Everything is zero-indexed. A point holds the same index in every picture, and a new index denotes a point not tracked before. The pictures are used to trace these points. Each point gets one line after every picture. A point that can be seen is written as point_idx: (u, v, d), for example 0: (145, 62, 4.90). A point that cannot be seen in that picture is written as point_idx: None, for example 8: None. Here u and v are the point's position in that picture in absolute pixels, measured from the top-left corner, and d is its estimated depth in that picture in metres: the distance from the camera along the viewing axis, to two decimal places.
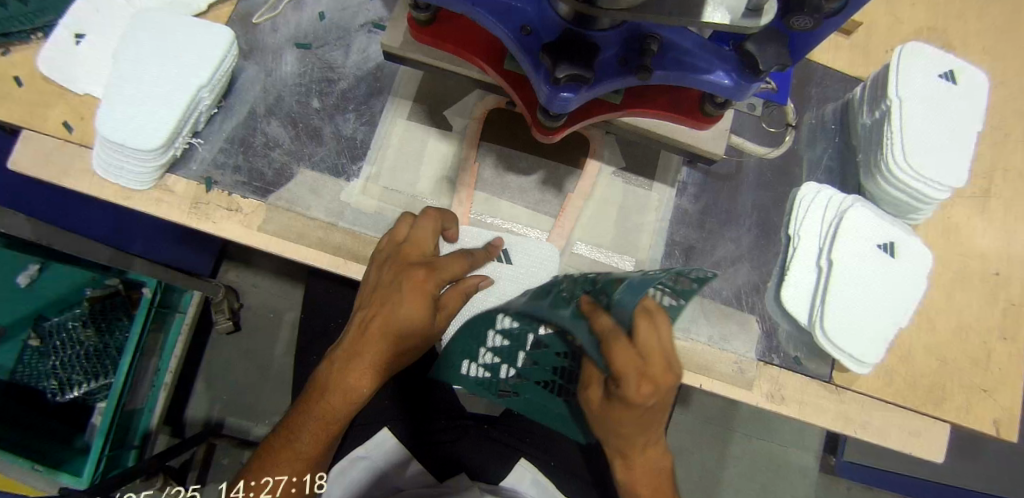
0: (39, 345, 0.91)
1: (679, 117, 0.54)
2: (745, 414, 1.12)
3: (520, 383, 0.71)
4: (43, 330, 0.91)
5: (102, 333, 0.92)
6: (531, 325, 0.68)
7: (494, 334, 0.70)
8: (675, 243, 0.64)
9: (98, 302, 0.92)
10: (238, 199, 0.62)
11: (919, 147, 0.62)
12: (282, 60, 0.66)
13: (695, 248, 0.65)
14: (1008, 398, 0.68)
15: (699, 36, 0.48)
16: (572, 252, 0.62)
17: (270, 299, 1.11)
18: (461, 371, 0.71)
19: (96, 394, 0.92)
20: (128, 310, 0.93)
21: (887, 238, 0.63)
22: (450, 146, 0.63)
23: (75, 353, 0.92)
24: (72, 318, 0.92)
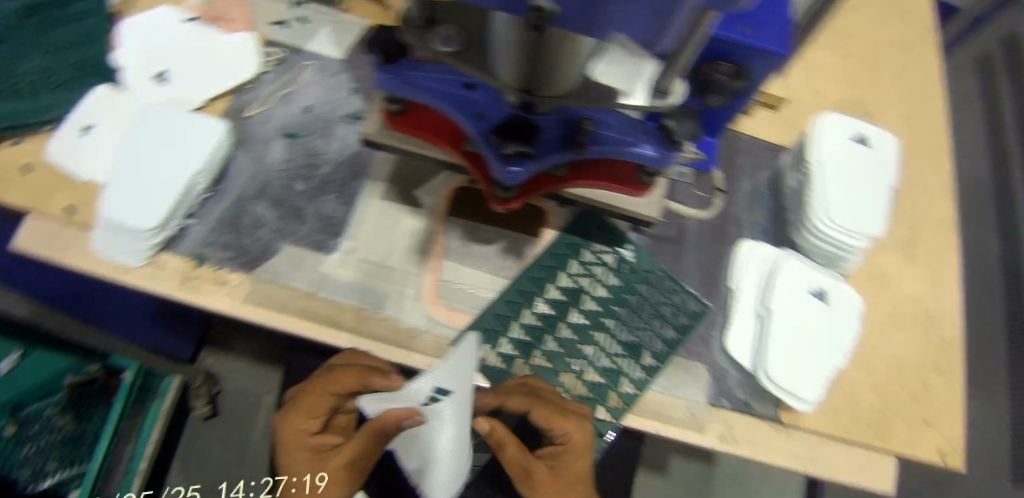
0: (16, 433, 0.85)
1: (618, 186, 0.62)
2: (721, 477, 1.15)
3: (546, 368, 0.66)
4: (21, 417, 0.86)
5: (79, 419, 0.92)
6: (554, 328, 0.67)
7: (528, 313, 0.67)
8: (626, 301, 0.69)
9: (77, 390, 0.91)
10: (227, 273, 0.68)
11: (838, 201, 0.70)
12: (269, 148, 0.73)
13: (642, 302, 0.69)
14: (953, 430, 0.72)
15: (626, 117, 0.58)
16: (533, 310, 0.67)
17: (256, 380, 1.15)
18: (482, 355, 0.65)
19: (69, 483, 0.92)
20: (107, 395, 0.95)
21: (819, 285, 0.70)
22: (419, 221, 0.69)
23: (51, 441, 0.89)
24: (47, 407, 0.89)
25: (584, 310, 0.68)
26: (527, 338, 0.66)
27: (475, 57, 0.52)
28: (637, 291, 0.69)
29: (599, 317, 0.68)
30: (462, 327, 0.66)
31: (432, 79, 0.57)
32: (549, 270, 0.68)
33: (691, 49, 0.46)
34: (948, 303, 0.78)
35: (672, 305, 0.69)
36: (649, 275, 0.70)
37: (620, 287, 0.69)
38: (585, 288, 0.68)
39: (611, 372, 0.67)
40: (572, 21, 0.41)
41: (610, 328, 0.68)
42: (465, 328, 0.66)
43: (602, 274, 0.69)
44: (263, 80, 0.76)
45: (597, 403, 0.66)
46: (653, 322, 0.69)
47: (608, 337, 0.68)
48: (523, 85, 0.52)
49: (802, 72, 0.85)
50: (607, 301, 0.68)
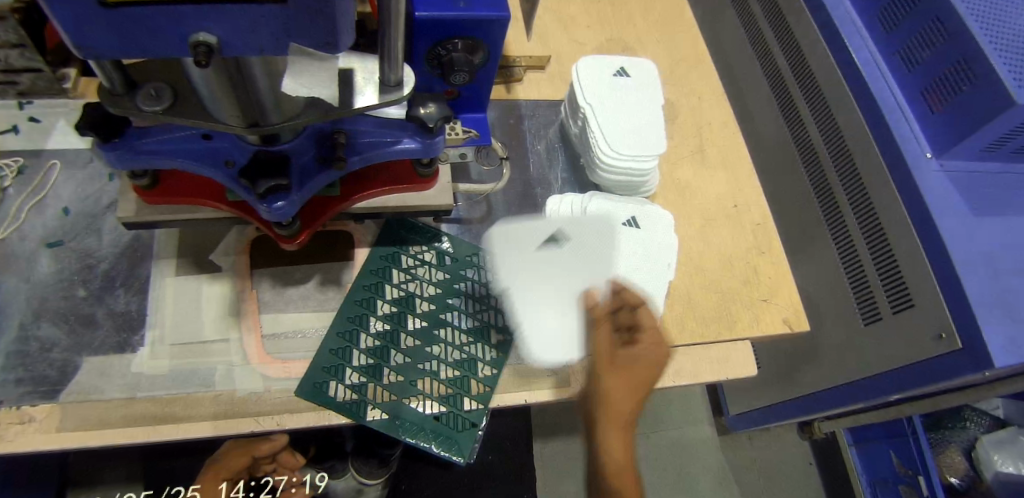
0: None
1: (400, 185, 0.62)
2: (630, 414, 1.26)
3: (401, 382, 0.64)
4: None
5: None
6: (395, 341, 0.65)
7: (365, 335, 0.65)
8: (457, 291, 0.69)
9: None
10: (29, 409, 0.60)
11: (615, 134, 0.74)
12: (37, 264, 0.66)
13: (473, 285, 0.70)
14: (787, 299, 0.80)
15: (376, 119, 0.58)
16: (368, 332, 0.65)
17: None
18: (328, 394, 0.62)
19: None
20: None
21: (629, 213, 0.74)
22: (223, 284, 0.66)
23: None
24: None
25: (418, 313, 0.67)
26: (370, 360, 0.64)
27: (192, 108, 0.50)
28: (465, 277, 0.70)
29: (436, 314, 0.67)
30: (299, 374, 0.63)
31: (167, 140, 0.55)
32: (371, 288, 0.67)
33: (399, 29, 0.48)
34: (749, 189, 0.86)
35: None
36: (475, 259, 0.71)
37: (449, 279, 0.69)
38: (414, 292, 0.68)
39: (465, 362, 0.66)
40: (245, 47, 0.39)
41: (450, 321, 0.67)
42: (304, 375, 0.63)
43: (426, 273, 0.69)
44: (6, 195, 0.69)
45: (460, 396, 0.64)
46: (490, 301, 0.69)
47: (452, 330, 0.67)
48: (249, 120, 0.51)
49: (558, 27, 0.90)
50: (439, 297, 0.68)
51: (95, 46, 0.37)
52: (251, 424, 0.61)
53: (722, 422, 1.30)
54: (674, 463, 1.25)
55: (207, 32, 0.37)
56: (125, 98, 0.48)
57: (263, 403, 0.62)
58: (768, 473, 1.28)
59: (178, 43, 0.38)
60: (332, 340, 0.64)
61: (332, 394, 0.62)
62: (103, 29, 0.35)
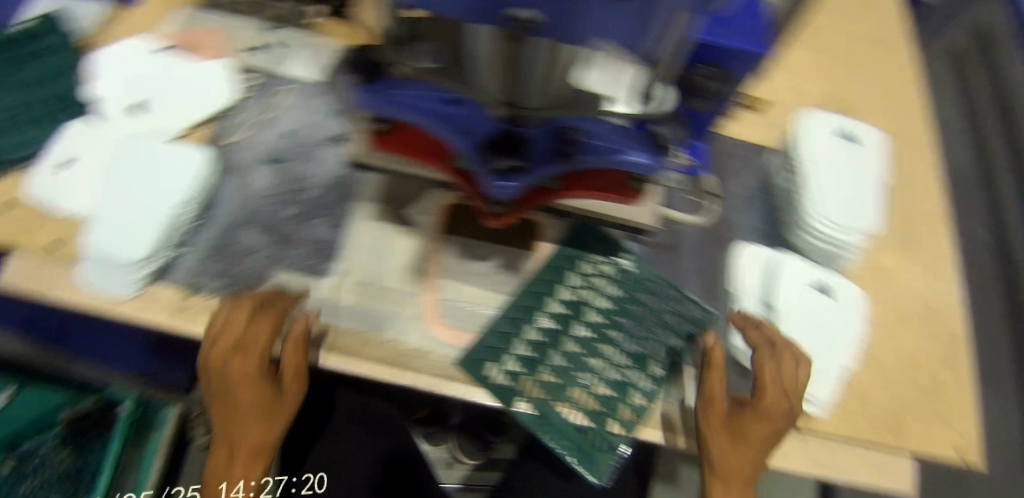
0: (12, 472, 0.88)
1: (610, 196, 0.60)
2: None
3: (556, 384, 0.63)
4: (19, 455, 0.90)
5: (77, 454, 0.92)
6: (558, 343, 0.65)
7: (532, 328, 0.65)
8: (627, 312, 0.67)
9: (71, 424, 0.93)
10: (222, 303, 0.66)
11: (830, 200, 0.70)
12: (255, 174, 0.72)
13: (646, 309, 0.67)
14: (968, 426, 0.71)
15: (614, 126, 0.56)
16: (535, 325, 0.65)
17: None
18: (486, 374, 0.63)
19: None
20: (103, 428, 0.95)
21: (819, 279, 0.70)
22: (414, 239, 0.68)
23: (46, 483, 0.90)
24: (40, 443, 0.91)
25: (587, 322, 0.66)
26: (531, 353, 0.64)
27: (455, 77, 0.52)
28: (639, 300, 0.68)
29: (604, 328, 0.66)
30: (464, 346, 0.64)
31: (414, 88, 0.54)
32: (548, 284, 0.67)
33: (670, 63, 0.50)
34: (950, 294, 0.77)
35: (676, 312, 0.67)
36: (653, 285, 0.69)
37: (624, 298, 0.68)
38: (587, 299, 0.67)
39: (621, 384, 0.64)
40: (556, 30, 0.41)
41: (615, 341, 0.66)
42: (468, 349, 0.64)
43: (602, 285, 0.68)
44: (243, 106, 0.75)
45: (607, 418, 0.62)
46: (659, 331, 0.66)
47: (616, 349, 0.65)
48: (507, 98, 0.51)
49: (783, 72, 0.86)
50: (611, 313, 0.67)
51: (435, 3, 0.41)
52: (407, 381, 0.63)
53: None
54: None
55: (534, 9, 0.39)
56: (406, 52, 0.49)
57: (424, 362, 0.64)
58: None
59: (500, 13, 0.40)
60: (502, 325, 0.65)
61: (490, 374, 0.63)
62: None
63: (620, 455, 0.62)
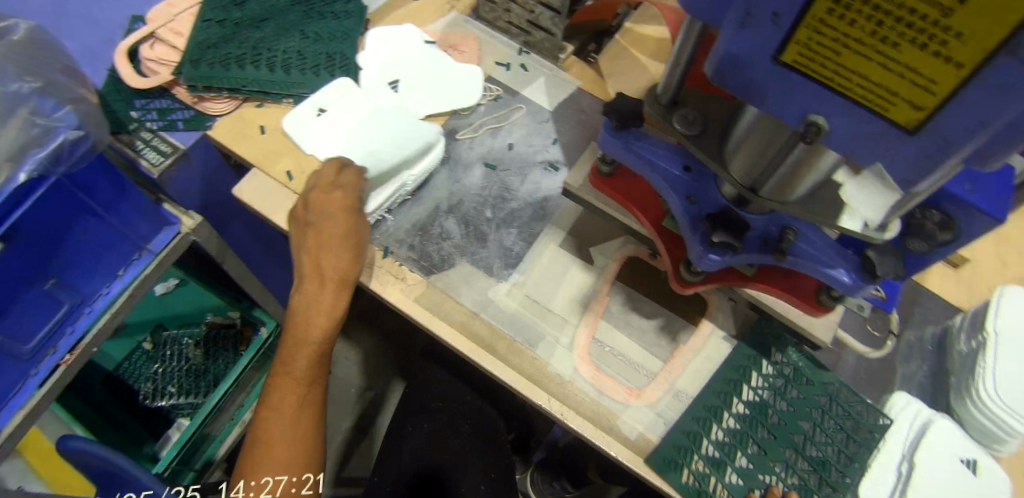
0: (150, 349, 1.17)
1: (800, 300, 0.62)
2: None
3: (740, 490, 0.66)
4: (157, 338, 1.17)
5: (207, 356, 1.16)
6: (743, 445, 0.67)
7: (716, 429, 0.68)
8: (806, 416, 0.66)
9: (215, 329, 1.19)
10: (405, 270, 0.74)
11: (1010, 383, 0.68)
12: (470, 172, 0.79)
13: (820, 414, 0.66)
14: None
15: (829, 240, 0.59)
16: (721, 421, 0.68)
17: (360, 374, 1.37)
18: (679, 475, 0.66)
19: (180, 407, 1.13)
20: (235, 342, 1.18)
21: (971, 454, 0.69)
22: (589, 277, 0.73)
23: (178, 368, 1.15)
24: (189, 335, 1.17)
25: (770, 424, 0.67)
26: (718, 454, 0.67)
27: (710, 146, 0.55)
28: (818, 404, 0.67)
29: (785, 431, 0.67)
30: (627, 402, 0.69)
31: (655, 154, 0.60)
32: (740, 372, 0.70)
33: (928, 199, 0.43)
34: None
35: (851, 414, 0.67)
36: (842, 391, 0.67)
37: (806, 399, 0.67)
38: (769, 401, 0.68)
39: (803, 489, 0.64)
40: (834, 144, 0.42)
41: (796, 444, 0.66)
42: (655, 449, 0.67)
43: (784, 385, 0.68)
44: (477, 110, 0.84)
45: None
46: (840, 439, 0.65)
47: (795, 454, 0.66)
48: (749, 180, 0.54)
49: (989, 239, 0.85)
50: (790, 415, 0.67)
51: (727, 80, 0.43)
52: (543, 401, 0.68)
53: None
54: None
55: (824, 117, 0.41)
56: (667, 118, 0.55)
57: (563, 390, 0.69)
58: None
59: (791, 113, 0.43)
60: (653, 386, 0.70)
61: (678, 471, 0.66)
62: (748, 76, 0.42)
63: None
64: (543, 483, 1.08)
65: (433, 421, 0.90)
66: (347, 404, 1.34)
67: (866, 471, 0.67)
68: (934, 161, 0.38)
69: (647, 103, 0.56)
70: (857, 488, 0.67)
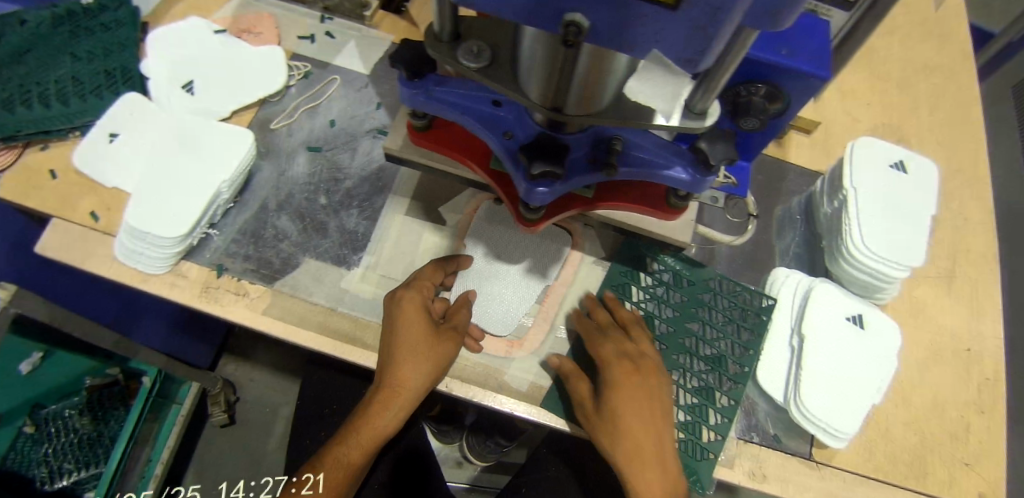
0: (32, 432, 0.97)
1: (646, 208, 0.59)
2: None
3: None
4: (38, 418, 0.98)
5: (97, 422, 1.05)
6: None
7: None
8: (691, 319, 0.68)
9: (97, 391, 1.06)
10: (246, 284, 0.67)
11: (875, 231, 0.69)
12: (294, 161, 0.72)
13: (696, 312, 0.69)
14: (994, 472, 0.69)
15: (657, 138, 0.55)
16: None
17: (275, 390, 1.28)
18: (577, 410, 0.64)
19: (85, 481, 1.03)
20: (124, 399, 1.08)
21: (856, 310, 0.68)
22: (444, 239, 0.69)
23: (68, 442, 1.02)
24: (70, 406, 1.03)
25: (656, 334, 0.68)
26: None
27: (504, 74, 0.47)
28: (701, 302, 0.69)
29: (676, 338, 0.68)
30: (512, 356, 0.66)
31: (459, 96, 0.54)
32: (618, 290, 0.69)
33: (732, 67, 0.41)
34: (988, 336, 0.75)
35: (735, 305, 0.69)
36: (725, 287, 0.69)
37: (689, 302, 0.69)
38: (653, 312, 0.69)
39: (702, 390, 0.66)
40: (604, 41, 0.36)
41: (689, 348, 0.68)
42: (550, 390, 0.65)
43: (665, 294, 0.69)
44: (288, 94, 0.75)
45: (692, 433, 0.65)
46: (720, 335, 0.68)
47: (690, 357, 0.67)
48: (552, 104, 0.47)
49: (835, 96, 0.85)
50: (677, 320, 0.69)
51: None
52: None
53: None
54: None
55: (583, 13, 0.34)
56: (448, 47, 0.46)
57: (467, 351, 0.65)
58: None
59: (548, 19, 0.36)
60: (535, 327, 0.67)
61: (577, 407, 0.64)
62: None
63: (719, 461, 0.64)
64: (477, 444, 1.03)
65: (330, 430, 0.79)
66: (269, 428, 1.26)
67: (763, 354, 0.68)
68: (709, 32, 0.33)
69: (429, 47, 0.47)
70: (755, 374, 0.67)
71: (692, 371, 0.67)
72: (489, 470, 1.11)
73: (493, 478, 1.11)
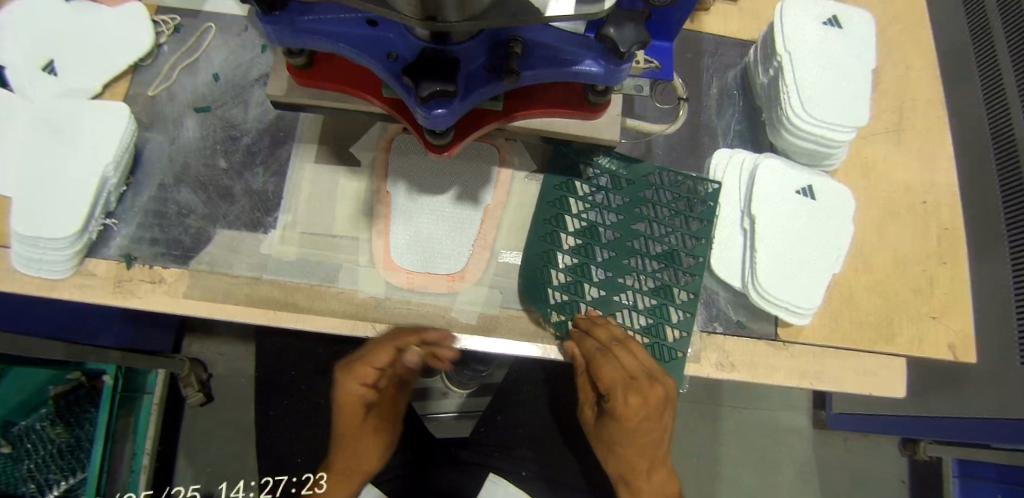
0: (11, 451, 0.96)
1: (566, 111, 0.53)
2: (727, 388, 1.19)
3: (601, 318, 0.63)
4: (12, 436, 0.96)
5: (71, 428, 0.98)
6: (587, 275, 0.64)
7: (555, 270, 0.63)
8: (628, 218, 0.65)
9: (63, 399, 0.98)
10: (160, 270, 0.62)
11: (816, 97, 0.65)
12: (183, 127, 0.67)
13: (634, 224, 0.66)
14: (960, 321, 0.69)
15: (559, 29, 0.47)
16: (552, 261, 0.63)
17: (244, 359, 1.12)
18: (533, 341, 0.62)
19: (75, 489, 0.96)
20: (94, 400, 0.99)
21: (806, 182, 0.65)
22: (361, 181, 0.64)
23: (47, 454, 0.97)
24: (39, 419, 0.98)
25: (603, 243, 0.64)
26: (564, 297, 0.63)
27: None
28: (644, 200, 0.65)
29: (624, 241, 0.64)
30: (455, 292, 0.62)
31: (329, 21, 0.47)
32: (556, 205, 0.65)
33: None
34: (943, 186, 0.73)
35: (682, 199, 0.65)
36: (680, 180, 0.66)
37: (630, 202, 0.65)
38: (596, 221, 0.65)
39: (660, 289, 0.63)
40: None
41: (638, 249, 0.64)
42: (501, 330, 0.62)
43: (605, 200, 0.65)
44: (161, 53, 0.69)
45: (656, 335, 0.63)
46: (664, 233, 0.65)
47: (642, 259, 0.64)
48: (425, 14, 0.38)
49: None
50: (622, 225, 0.65)
51: None
52: (367, 330, 0.60)
53: (822, 417, 1.19)
54: (759, 444, 1.18)
55: None
56: None
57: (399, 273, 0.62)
58: (858, 476, 1.18)
59: None
60: (477, 256, 0.63)
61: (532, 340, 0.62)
62: None
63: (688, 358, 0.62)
64: (452, 375, 0.98)
65: (293, 398, 0.75)
66: None
67: (721, 239, 0.65)
68: None
69: None
70: (711, 263, 0.65)
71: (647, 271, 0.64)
72: (475, 394, 1.06)
73: (480, 401, 1.07)
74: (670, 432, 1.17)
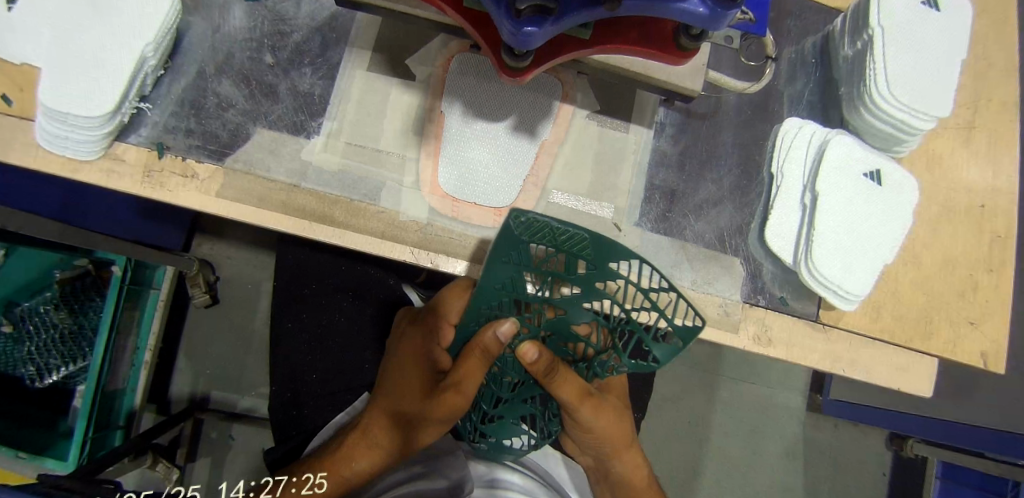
0: (12, 331, 0.95)
1: (651, 51, 0.49)
2: (730, 359, 1.19)
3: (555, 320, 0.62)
4: (15, 316, 0.95)
5: (75, 314, 0.96)
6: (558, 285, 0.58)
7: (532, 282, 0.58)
8: (654, 187, 0.64)
9: (69, 285, 0.95)
10: (194, 164, 0.59)
11: (904, 77, 0.61)
12: (230, 15, 0.62)
13: (677, 192, 0.64)
14: (996, 331, 0.67)
15: None
16: (598, 205, 0.62)
17: (253, 268, 1.10)
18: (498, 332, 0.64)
19: (74, 376, 0.95)
20: (99, 289, 0.97)
21: (875, 165, 0.62)
22: (414, 96, 0.61)
23: (50, 338, 0.95)
24: (44, 302, 0.95)
25: (576, 272, 0.56)
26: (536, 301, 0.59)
27: None
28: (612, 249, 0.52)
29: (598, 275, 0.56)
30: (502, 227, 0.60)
31: None
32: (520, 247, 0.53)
33: None
34: (1003, 190, 0.70)
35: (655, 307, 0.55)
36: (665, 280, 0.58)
37: (513, 242, 0.52)
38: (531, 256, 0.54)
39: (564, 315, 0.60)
40: None
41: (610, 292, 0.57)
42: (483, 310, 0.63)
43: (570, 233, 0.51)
44: None
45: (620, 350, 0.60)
46: (688, 216, 0.64)
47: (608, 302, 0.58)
48: None
49: None
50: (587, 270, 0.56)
51: None
52: (405, 254, 0.58)
53: (817, 401, 1.20)
54: (751, 418, 1.19)
55: None
56: None
57: (442, 198, 0.59)
58: (840, 464, 1.20)
59: None
60: (524, 194, 0.60)
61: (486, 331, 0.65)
62: None
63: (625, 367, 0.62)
64: None
65: (312, 311, 0.73)
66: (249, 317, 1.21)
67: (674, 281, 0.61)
68: None
69: None
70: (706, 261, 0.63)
71: (677, 238, 0.63)
72: None
73: None
74: (666, 394, 1.17)
